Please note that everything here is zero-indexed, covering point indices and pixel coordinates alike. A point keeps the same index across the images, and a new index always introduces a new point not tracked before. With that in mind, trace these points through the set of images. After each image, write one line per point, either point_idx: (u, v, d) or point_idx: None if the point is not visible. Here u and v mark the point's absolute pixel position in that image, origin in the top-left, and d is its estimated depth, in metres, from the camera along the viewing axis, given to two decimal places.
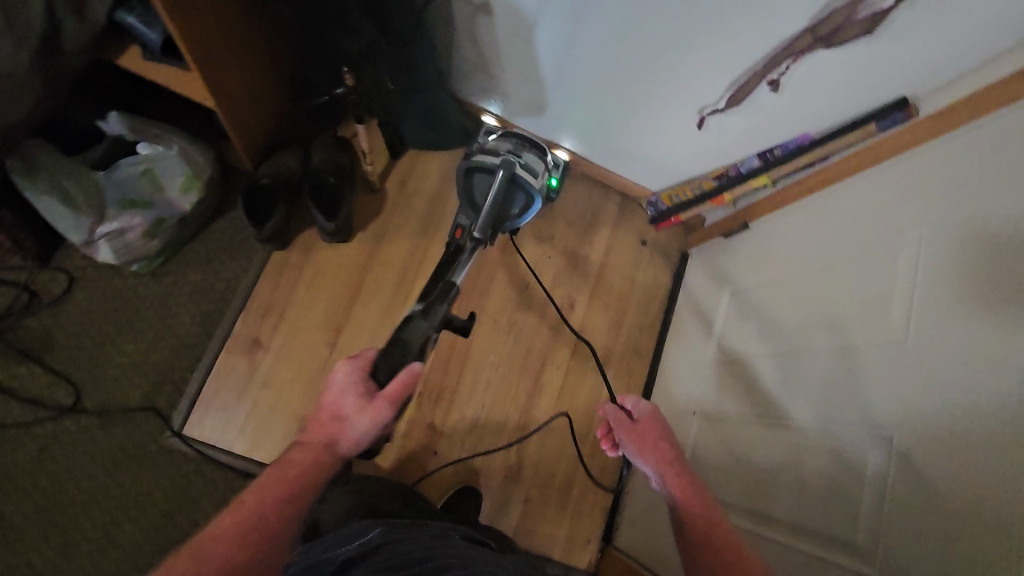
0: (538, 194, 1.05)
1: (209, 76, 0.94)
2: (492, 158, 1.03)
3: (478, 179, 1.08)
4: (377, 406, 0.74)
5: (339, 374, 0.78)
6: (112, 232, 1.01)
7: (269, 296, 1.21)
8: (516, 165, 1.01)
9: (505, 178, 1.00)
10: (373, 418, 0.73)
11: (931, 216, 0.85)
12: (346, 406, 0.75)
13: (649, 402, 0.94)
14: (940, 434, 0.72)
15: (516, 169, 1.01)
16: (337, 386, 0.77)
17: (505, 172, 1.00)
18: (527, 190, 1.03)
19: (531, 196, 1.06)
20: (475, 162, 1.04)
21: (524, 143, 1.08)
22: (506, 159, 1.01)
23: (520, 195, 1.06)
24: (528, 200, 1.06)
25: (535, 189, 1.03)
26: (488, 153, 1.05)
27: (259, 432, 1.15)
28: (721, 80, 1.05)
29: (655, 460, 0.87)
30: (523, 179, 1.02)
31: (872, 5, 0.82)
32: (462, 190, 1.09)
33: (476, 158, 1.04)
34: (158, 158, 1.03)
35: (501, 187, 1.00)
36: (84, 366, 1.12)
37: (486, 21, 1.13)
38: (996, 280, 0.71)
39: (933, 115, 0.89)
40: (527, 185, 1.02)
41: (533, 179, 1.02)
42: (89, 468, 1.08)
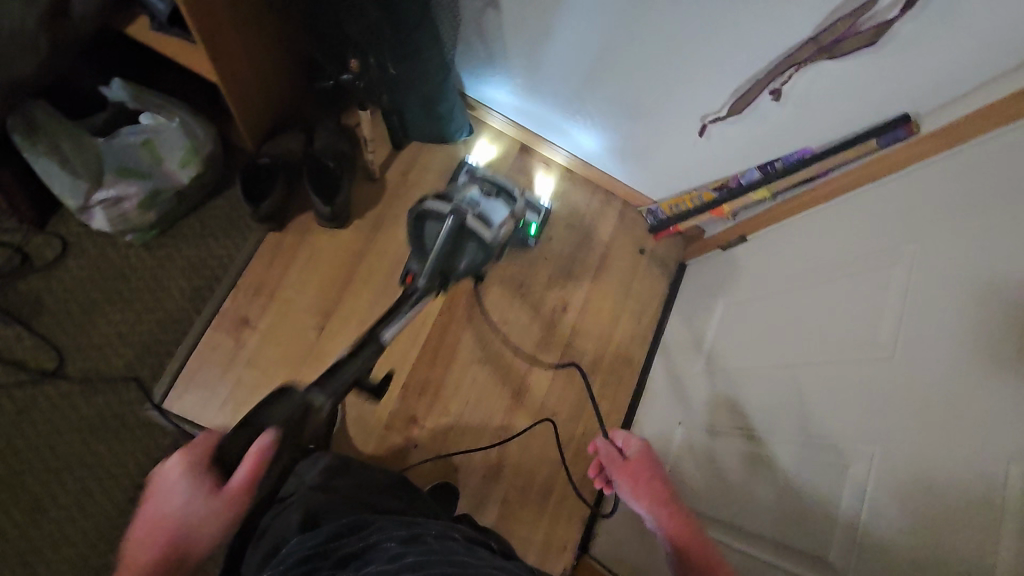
0: (489, 245, 1.08)
1: (217, 54, 0.95)
2: (442, 206, 1.07)
3: (430, 225, 1.11)
4: (227, 496, 0.60)
5: (172, 472, 0.62)
6: (109, 200, 1.02)
7: (261, 277, 1.21)
8: (467, 215, 1.05)
9: (453, 226, 1.04)
10: (223, 514, 0.60)
11: (925, 234, 0.84)
12: (189, 505, 0.59)
13: (639, 439, 0.98)
14: (919, 454, 0.70)
15: (466, 219, 1.05)
16: (166, 491, 0.60)
17: (454, 221, 1.04)
18: (478, 239, 1.07)
19: (482, 248, 1.08)
20: (426, 208, 1.09)
21: (494, 189, 1.14)
22: (457, 207, 1.05)
23: (471, 246, 1.08)
24: (479, 252, 1.09)
25: (486, 239, 1.06)
26: (444, 200, 1.09)
27: (240, 411, 1.14)
28: (723, 88, 1.05)
29: (648, 498, 0.89)
30: (474, 228, 1.06)
31: (876, 17, 0.82)
32: (415, 235, 1.13)
33: (430, 204, 1.08)
34: (160, 129, 1.04)
35: (448, 235, 1.04)
36: (69, 332, 1.12)
37: (494, 16, 1.15)
38: (985, 300, 0.70)
39: (935, 131, 0.89)
40: (479, 235, 1.06)
41: (483, 230, 1.05)
42: (65, 434, 1.08)
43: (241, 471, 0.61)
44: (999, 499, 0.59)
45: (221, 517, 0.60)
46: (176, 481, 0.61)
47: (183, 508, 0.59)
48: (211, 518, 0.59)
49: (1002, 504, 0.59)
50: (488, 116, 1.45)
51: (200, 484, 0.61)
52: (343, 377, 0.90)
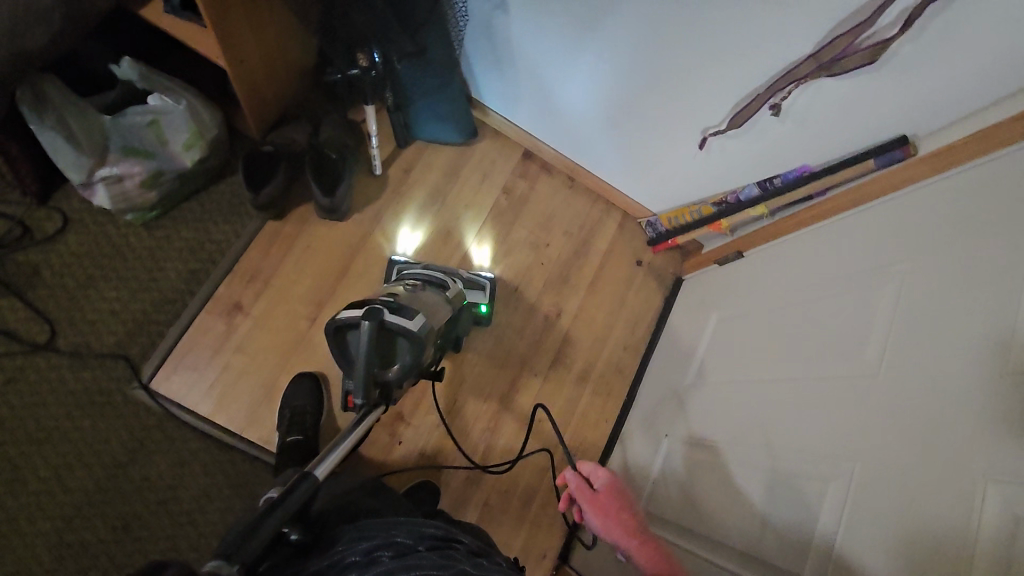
0: (423, 337, 0.82)
1: (227, 41, 0.97)
2: (354, 311, 0.81)
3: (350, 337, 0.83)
4: None
5: None
6: (111, 177, 1.04)
7: (257, 264, 1.22)
8: (385, 312, 0.81)
9: (373, 327, 0.79)
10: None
11: (917, 254, 0.84)
12: None
13: (606, 470, 0.98)
14: (897, 471, 0.70)
15: (386, 318, 0.80)
16: None
17: (369, 324, 0.79)
18: (409, 336, 0.82)
19: (418, 347, 0.83)
20: (337, 319, 0.82)
21: (422, 283, 1.06)
22: (370, 308, 0.80)
23: (402, 345, 0.82)
24: (416, 352, 0.83)
25: (416, 335, 0.81)
26: (357, 302, 0.85)
27: (225, 396, 1.14)
28: (724, 102, 1.06)
29: (615, 530, 0.90)
30: (398, 324, 0.81)
31: (876, 35, 0.82)
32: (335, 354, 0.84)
33: (341, 312, 0.83)
34: (166, 111, 1.05)
35: (369, 338, 0.79)
36: (63, 306, 1.13)
37: (503, 20, 1.17)
38: (972, 321, 0.70)
39: (932, 153, 0.89)
40: (406, 331, 0.81)
41: (409, 323, 0.81)
42: (51, 407, 1.08)
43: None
44: (974, 522, 0.59)
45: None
46: None
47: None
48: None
49: (977, 533, 0.58)
50: (493, 120, 1.47)
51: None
52: (263, 534, 0.62)
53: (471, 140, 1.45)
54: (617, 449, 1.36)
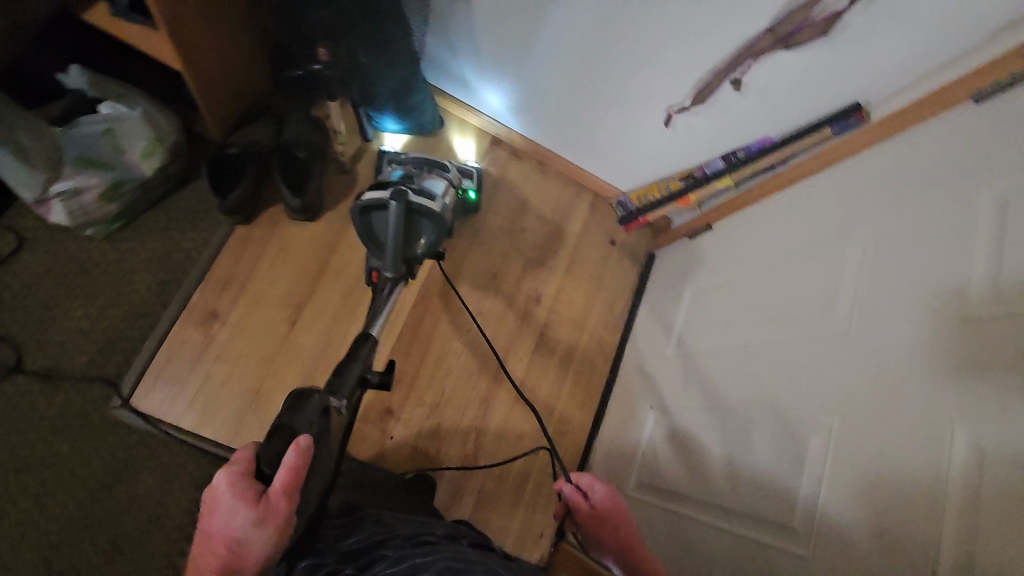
0: (444, 213, 0.93)
1: (182, 43, 0.94)
2: (382, 193, 0.89)
3: (376, 218, 0.93)
4: (269, 502, 0.56)
5: (219, 489, 0.57)
6: (68, 192, 0.99)
7: (230, 269, 1.20)
8: (410, 193, 0.89)
9: (401, 209, 0.88)
10: (273, 521, 0.56)
11: (877, 215, 0.88)
12: (240, 523, 0.54)
13: (604, 485, 1.01)
14: (874, 421, 0.74)
15: (411, 199, 0.90)
16: (220, 511, 0.55)
17: (398, 204, 0.88)
18: (431, 215, 0.92)
19: (438, 226, 0.94)
20: (365, 201, 0.90)
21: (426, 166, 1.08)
22: (397, 189, 0.88)
23: (425, 224, 0.94)
24: (436, 231, 0.95)
25: (438, 213, 0.92)
26: (379, 184, 0.93)
27: (209, 407, 1.12)
28: (687, 80, 1.09)
29: (612, 547, 0.99)
30: (422, 204, 0.91)
31: (828, 7, 0.86)
32: (363, 233, 0.94)
33: (365, 194, 0.91)
34: (123, 118, 1.02)
35: (399, 219, 0.89)
36: (28, 329, 1.08)
37: (464, 7, 1.16)
38: (932, 275, 0.75)
39: (887, 119, 0.93)
40: (429, 210, 0.91)
41: (432, 204, 0.91)
42: (24, 435, 1.04)
43: (281, 476, 0.57)
44: (948, 462, 0.64)
45: (276, 530, 0.56)
46: (224, 498, 0.56)
47: (244, 532, 0.54)
48: (272, 529, 0.55)
49: (949, 466, 0.64)
50: (457, 108, 1.46)
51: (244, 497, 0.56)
52: (351, 376, 0.82)
53: (438, 130, 1.44)
54: (604, 425, 1.40)
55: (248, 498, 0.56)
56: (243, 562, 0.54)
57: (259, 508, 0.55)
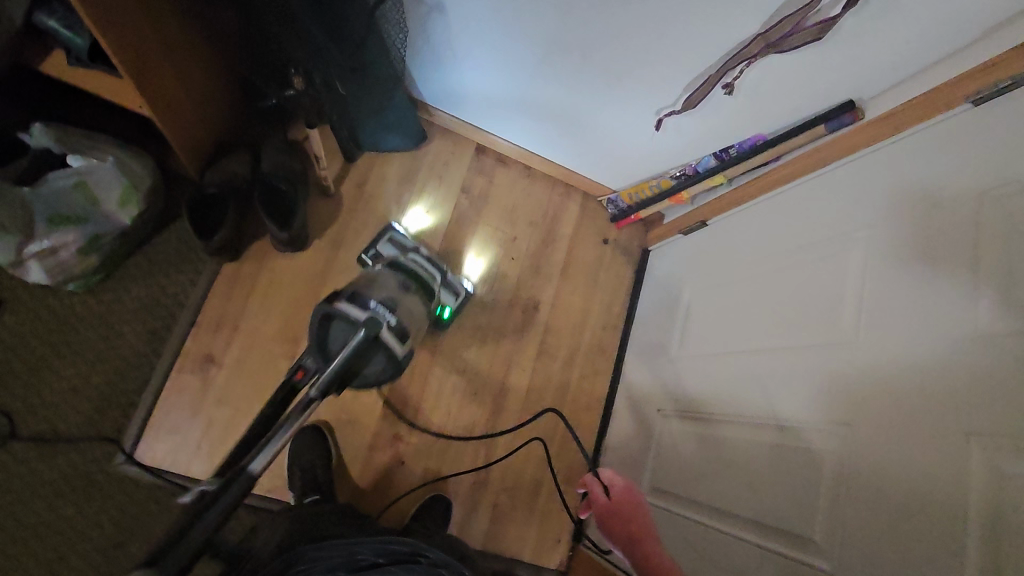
0: (404, 363, 0.77)
1: (146, 90, 0.88)
2: (355, 312, 0.74)
3: (332, 330, 0.74)
4: None
5: None
6: (43, 251, 0.95)
7: (221, 310, 1.16)
8: (383, 327, 0.73)
9: (365, 342, 0.70)
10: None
11: (878, 219, 0.88)
12: None
13: (623, 479, 1.07)
14: (889, 430, 0.75)
15: (381, 333, 0.73)
16: None
17: (367, 331, 0.70)
18: (390, 357, 0.75)
19: (391, 369, 0.76)
20: (332, 308, 0.74)
21: (410, 278, 1.02)
22: (373, 317, 0.73)
23: (381, 360, 0.75)
24: (386, 373, 0.76)
25: (400, 359, 0.76)
26: (355, 300, 0.79)
27: (216, 453, 1.10)
28: (677, 84, 1.06)
29: (620, 540, 0.99)
30: (388, 343, 0.75)
31: (820, 13, 0.83)
32: (310, 340, 0.74)
33: (336, 304, 0.75)
34: (93, 170, 0.97)
35: (363, 343, 0.70)
36: (18, 394, 1.05)
37: (440, 20, 1.10)
38: (936, 282, 0.75)
39: (880, 116, 0.93)
40: (393, 355, 0.75)
41: (398, 347, 0.76)
42: (29, 502, 1.02)
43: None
44: (969, 468, 0.64)
45: None
46: None
47: None
48: None
49: (969, 483, 0.64)
50: (439, 118, 1.42)
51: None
52: (191, 542, 0.53)
53: (421, 144, 1.40)
54: (612, 426, 1.41)
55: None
56: None
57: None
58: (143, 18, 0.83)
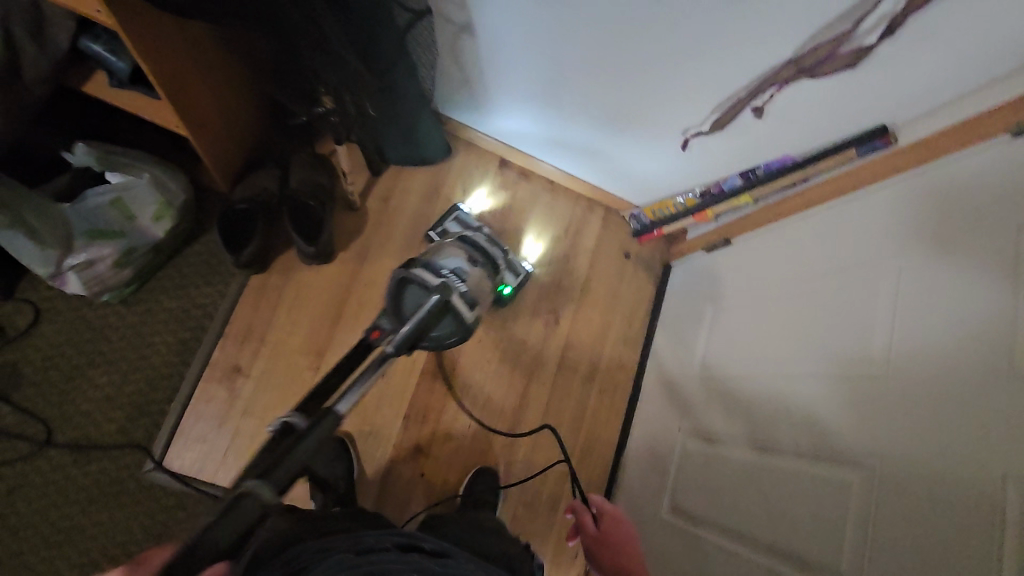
0: (472, 328, 0.83)
1: (183, 109, 0.91)
2: (431, 277, 0.84)
3: (409, 292, 0.85)
4: None
5: None
6: (81, 264, 0.97)
7: (249, 321, 1.18)
8: (455, 293, 0.80)
9: (438, 305, 0.78)
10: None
11: (911, 246, 0.86)
12: None
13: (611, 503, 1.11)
14: (921, 467, 0.73)
15: (453, 298, 0.80)
16: None
17: (440, 295, 0.79)
18: (459, 320, 0.82)
19: (460, 331, 0.83)
20: (410, 273, 0.85)
21: (478, 251, 1.06)
22: (444, 284, 0.80)
23: (450, 323, 0.82)
24: (455, 335, 0.83)
25: (468, 322, 0.82)
26: (429, 267, 0.88)
27: (243, 462, 1.13)
28: (705, 106, 1.05)
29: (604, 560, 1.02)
30: (459, 308, 0.82)
31: (856, 41, 0.81)
32: (389, 301, 0.84)
33: (415, 270, 0.85)
34: (130, 186, 0.99)
35: (437, 305, 0.78)
36: (54, 402, 1.08)
37: (469, 41, 1.11)
38: (969, 316, 0.74)
39: (916, 143, 0.91)
40: (461, 317, 0.81)
41: (468, 311, 0.82)
42: (63, 508, 1.04)
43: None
44: (1001, 510, 0.63)
45: None
46: None
47: None
48: None
49: (1005, 523, 0.62)
50: (464, 132, 1.43)
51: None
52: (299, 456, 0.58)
53: (447, 158, 1.41)
54: (631, 441, 1.40)
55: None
56: None
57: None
58: (182, 41, 0.85)
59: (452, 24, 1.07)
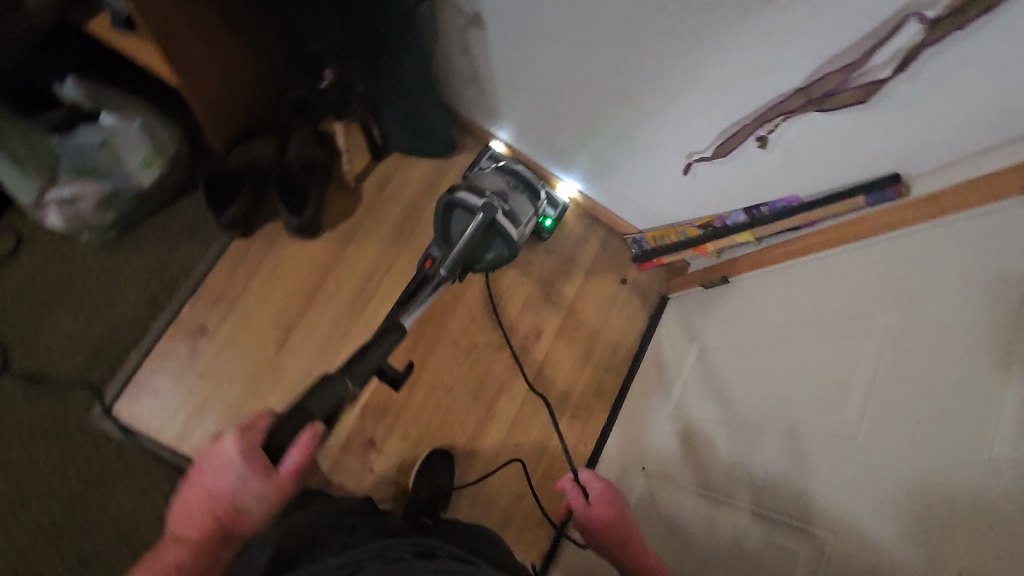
0: (515, 246, 0.99)
1: (172, 54, 0.91)
2: (475, 200, 0.97)
3: (456, 217, 1.00)
4: (282, 478, 0.62)
5: (231, 451, 0.61)
6: (63, 200, 1.00)
7: (223, 286, 1.18)
8: (498, 211, 0.95)
9: (485, 221, 0.94)
10: (277, 495, 0.62)
11: (902, 305, 0.79)
12: (250, 488, 0.60)
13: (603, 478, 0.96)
14: (884, 549, 0.65)
15: (497, 215, 0.95)
16: (228, 469, 0.60)
17: (485, 214, 0.94)
18: (506, 238, 0.98)
19: (507, 248, 0.99)
20: (456, 199, 0.98)
21: (521, 184, 1.11)
22: (489, 204, 0.95)
23: (497, 244, 0.98)
24: (504, 252, 1.00)
25: (514, 238, 0.98)
26: (471, 192, 1.00)
27: (190, 424, 1.11)
28: (709, 129, 1.01)
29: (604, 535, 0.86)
30: (504, 227, 0.97)
31: (868, 74, 0.75)
32: (439, 224, 1.00)
33: (460, 194, 0.99)
34: (119, 130, 1.01)
35: (478, 229, 0.94)
36: (18, 333, 1.09)
37: (479, 35, 1.10)
38: (948, 385, 0.66)
39: (925, 197, 0.83)
40: (506, 233, 0.97)
41: (513, 228, 0.97)
42: (5, 438, 1.05)
43: (297, 453, 0.63)
44: None
45: (274, 499, 0.62)
46: (234, 461, 0.61)
47: (251, 494, 0.60)
48: (274, 497, 0.61)
49: None
50: (472, 131, 1.41)
51: (256, 473, 0.61)
52: (371, 361, 0.79)
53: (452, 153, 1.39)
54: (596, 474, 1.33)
55: (259, 471, 0.61)
56: (243, 513, 0.60)
57: (270, 482, 0.61)
58: None
59: (461, 15, 1.06)
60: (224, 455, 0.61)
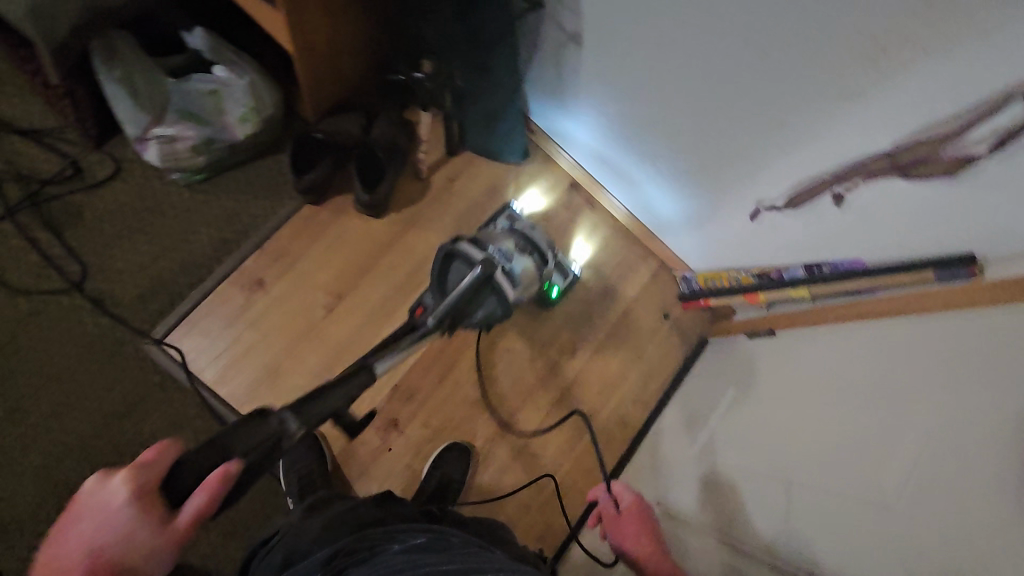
0: (508, 306, 1.01)
1: (292, 21, 0.97)
2: (477, 253, 1.02)
3: (458, 266, 1.04)
4: (172, 532, 0.51)
5: (116, 495, 0.51)
6: (165, 137, 1.07)
7: (286, 244, 1.23)
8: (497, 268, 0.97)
9: (481, 276, 0.94)
10: (172, 550, 0.51)
11: (961, 390, 0.73)
12: (130, 545, 0.50)
13: (634, 491, 1.00)
14: None
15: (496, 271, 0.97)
16: (102, 520, 0.50)
17: (483, 270, 0.95)
18: (501, 296, 0.99)
19: (502, 305, 1.01)
20: (459, 249, 1.03)
21: (528, 247, 1.11)
22: (489, 260, 0.96)
23: (491, 300, 1.00)
24: (498, 308, 1.01)
25: (509, 298, 0.99)
26: (474, 245, 1.04)
27: (230, 368, 1.15)
28: (786, 179, 1.02)
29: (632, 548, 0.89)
30: (501, 285, 0.99)
31: (963, 148, 0.75)
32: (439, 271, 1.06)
33: (462, 247, 1.03)
34: (229, 84, 1.08)
35: (474, 283, 0.94)
36: (97, 251, 1.17)
37: (575, 52, 1.15)
38: (999, 470, 0.64)
39: (995, 282, 0.76)
40: (501, 292, 0.99)
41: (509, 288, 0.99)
42: (65, 345, 1.12)
43: (200, 497, 0.52)
44: None
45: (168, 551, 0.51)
46: (113, 509, 0.51)
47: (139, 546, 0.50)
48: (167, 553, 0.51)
49: None
50: (543, 144, 1.45)
51: (145, 522, 0.51)
52: (326, 403, 0.69)
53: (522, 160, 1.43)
54: None
55: (153, 518, 0.51)
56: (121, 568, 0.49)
57: (165, 532, 0.51)
58: None
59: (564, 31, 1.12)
60: (107, 499, 0.51)
